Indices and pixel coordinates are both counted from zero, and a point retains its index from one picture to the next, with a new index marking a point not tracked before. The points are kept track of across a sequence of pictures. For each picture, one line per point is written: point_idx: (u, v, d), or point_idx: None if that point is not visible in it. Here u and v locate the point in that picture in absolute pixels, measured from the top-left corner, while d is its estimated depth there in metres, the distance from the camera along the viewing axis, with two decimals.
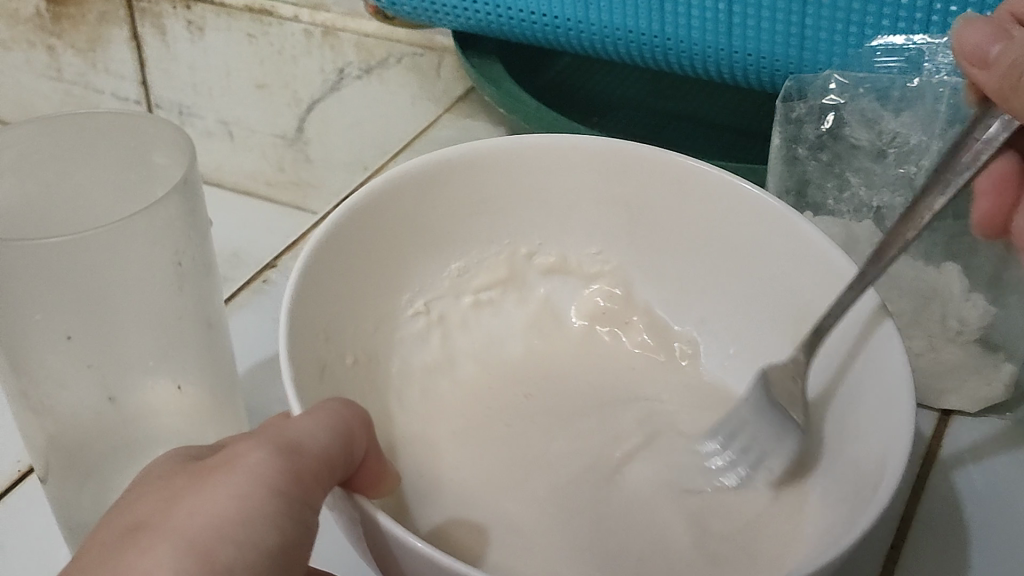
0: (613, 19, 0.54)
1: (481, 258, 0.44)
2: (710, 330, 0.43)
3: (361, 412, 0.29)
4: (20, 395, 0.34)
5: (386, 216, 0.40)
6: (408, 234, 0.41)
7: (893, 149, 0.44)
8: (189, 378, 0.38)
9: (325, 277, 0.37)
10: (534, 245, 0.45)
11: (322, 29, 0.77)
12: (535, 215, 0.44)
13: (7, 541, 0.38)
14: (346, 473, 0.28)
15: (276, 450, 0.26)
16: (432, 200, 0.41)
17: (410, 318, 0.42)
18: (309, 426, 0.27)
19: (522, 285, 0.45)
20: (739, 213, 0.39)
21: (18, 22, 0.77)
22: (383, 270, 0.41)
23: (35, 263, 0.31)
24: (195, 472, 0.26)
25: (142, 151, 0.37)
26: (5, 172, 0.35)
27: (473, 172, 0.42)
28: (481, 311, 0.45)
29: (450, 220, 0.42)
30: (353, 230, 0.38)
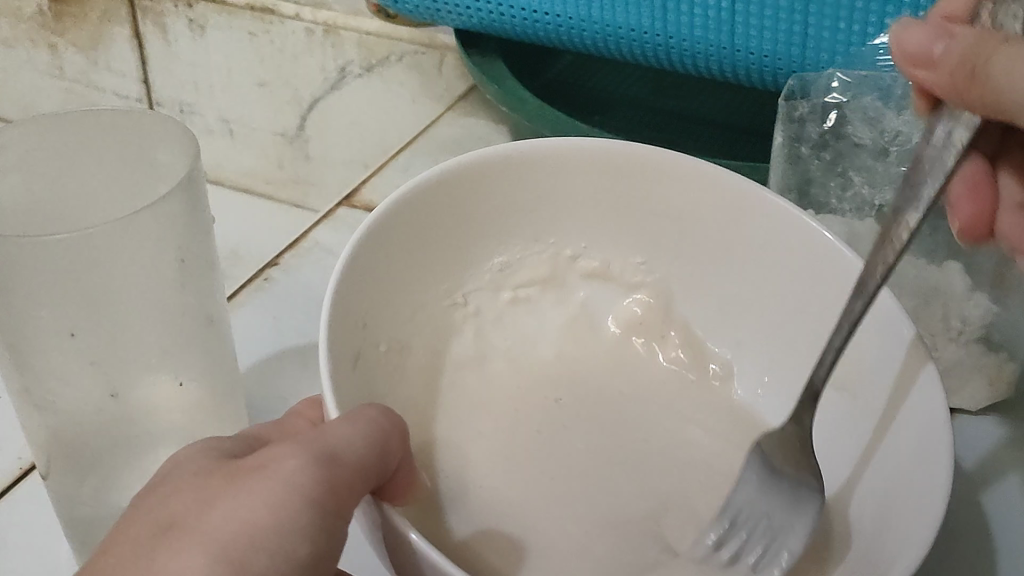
0: (614, 18, 0.54)
1: (525, 256, 0.42)
2: (746, 355, 0.41)
3: (397, 421, 0.29)
4: (24, 390, 0.35)
5: (423, 215, 0.38)
6: (448, 232, 0.40)
7: (895, 147, 0.44)
8: (191, 375, 0.38)
9: (360, 280, 0.36)
10: (579, 248, 0.43)
11: (324, 27, 0.78)
12: (580, 217, 0.42)
13: (9, 537, 0.38)
14: (378, 483, 0.28)
15: (318, 460, 0.26)
16: (470, 200, 0.39)
17: (446, 308, 0.41)
18: (348, 435, 0.27)
19: (562, 287, 0.44)
20: (780, 231, 0.38)
21: (20, 20, 0.78)
22: (422, 267, 0.39)
23: (39, 260, 0.31)
24: (227, 473, 0.26)
25: (146, 148, 0.37)
26: (10, 171, 0.36)
27: (514, 172, 0.39)
28: (517, 307, 0.43)
29: (488, 219, 0.41)
30: (389, 231, 0.37)
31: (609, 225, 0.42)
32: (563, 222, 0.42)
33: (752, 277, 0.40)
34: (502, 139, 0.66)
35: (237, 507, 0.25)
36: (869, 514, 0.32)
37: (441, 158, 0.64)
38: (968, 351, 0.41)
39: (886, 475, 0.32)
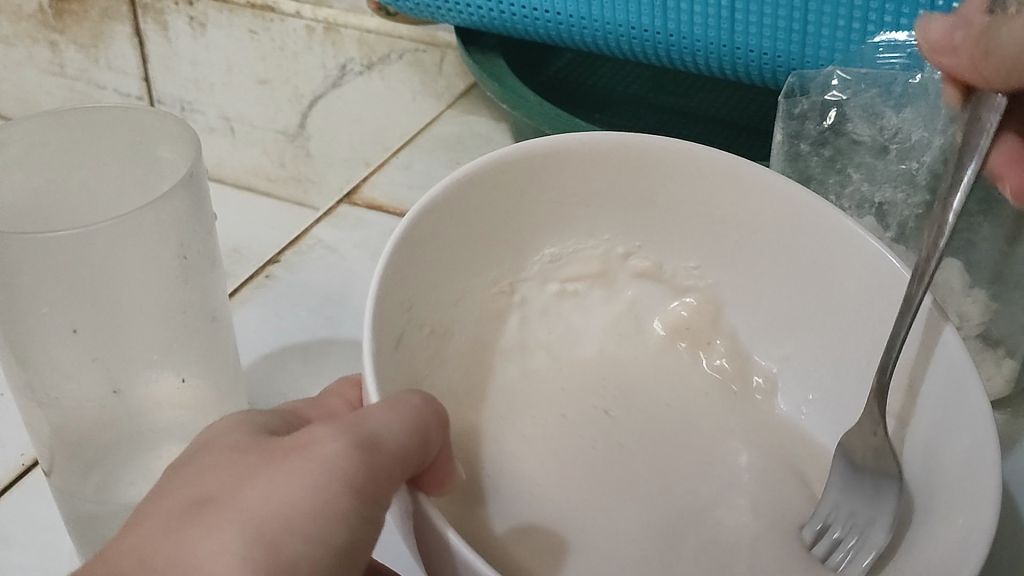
0: (615, 16, 0.54)
1: (576, 249, 0.39)
2: (793, 369, 0.38)
3: (438, 409, 0.28)
4: (26, 386, 0.35)
5: (467, 206, 0.35)
6: (494, 224, 0.37)
7: (895, 144, 0.44)
8: (192, 372, 0.38)
9: (406, 273, 0.33)
10: (632, 246, 0.40)
11: (324, 25, 0.74)
12: (632, 215, 0.39)
13: (11, 534, 0.39)
14: (417, 469, 0.27)
15: (359, 443, 0.25)
16: (509, 192, 0.36)
17: (491, 296, 0.38)
18: (388, 420, 0.26)
19: (612, 283, 0.41)
20: (840, 248, 0.35)
21: (21, 18, 0.78)
22: (466, 259, 0.36)
23: (44, 255, 0.32)
24: (268, 451, 0.26)
25: (148, 146, 0.38)
26: (12, 167, 0.35)
27: (557, 165, 0.36)
28: (564, 301, 0.40)
29: (533, 211, 0.38)
30: (431, 224, 0.34)
31: (661, 220, 0.39)
32: (615, 217, 0.39)
33: (808, 289, 0.37)
34: (502, 136, 0.66)
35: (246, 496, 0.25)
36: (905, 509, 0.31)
37: (441, 155, 0.64)
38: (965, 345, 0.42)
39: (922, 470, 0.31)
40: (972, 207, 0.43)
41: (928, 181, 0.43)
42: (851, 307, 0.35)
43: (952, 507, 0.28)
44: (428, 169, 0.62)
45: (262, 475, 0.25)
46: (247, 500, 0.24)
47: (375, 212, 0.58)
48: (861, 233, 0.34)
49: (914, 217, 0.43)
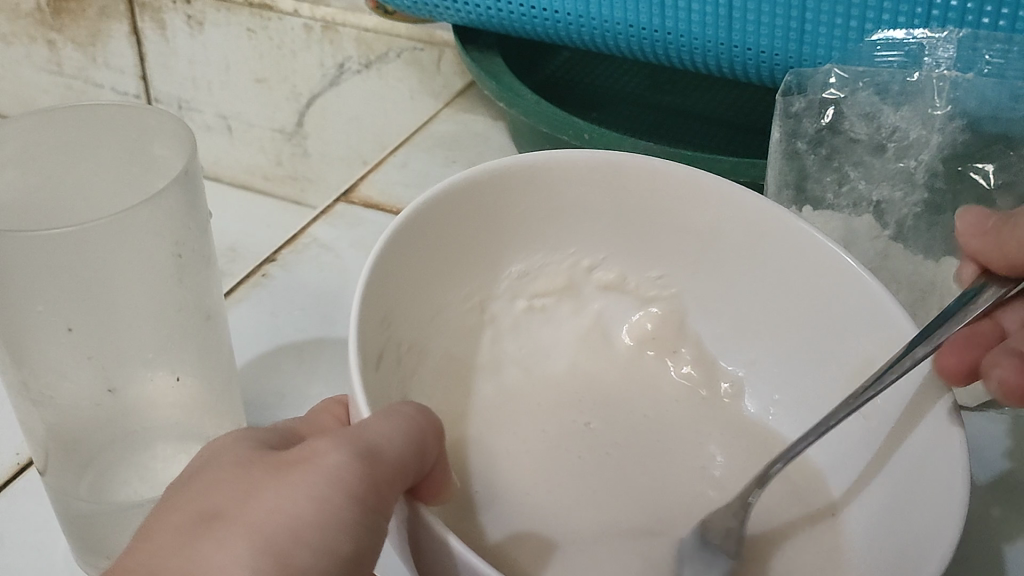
0: (613, 14, 0.54)
1: (544, 265, 0.40)
2: (759, 371, 0.39)
3: (432, 418, 0.28)
4: (21, 385, 0.35)
5: (441, 224, 0.36)
6: (465, 242, 0.37)
7: (892, 143, 0.44)
8: (187, 370, 0.38)
9: (388, 287, 0.33)
10: (598, 259, 0.40)
11: (322, 24, 0.73)
12: (599, 233, 0.40)
13: (5, 533, 0.39)
14: (415, 479, 0.27)
15: (360, 454, 0.26)
16: (481, 211, 0.37)
17: (463, 313, 0.39)
18: (385, 430, 0.26)
19: (578, 295, 0.42)
20: (805, 258, 0.35)
21: (18, 17, 0.78)
22: (441, 276, 0.37)
23: (39, 254, 0.31)
24: (273, 464, 0.26)
25: (143, 143, 0.37)
26: (8, 164, 0.36)
27: (526, 183, 0.37)
28: (533, 316, 0.41)
29: (503, 230, 0.38)
30: (411, 238, 0.34)
31: (630, 236, 0.39)
32: (578, 232, 0.40)
33: (777, 298, 0.38)
34: (499, 135, 0.65)
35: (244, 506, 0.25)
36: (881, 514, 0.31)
37: (437, 154, 0.64)
38: None
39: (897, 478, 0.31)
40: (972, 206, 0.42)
41: (927, 180, 0.43)
42: (817, 314, 0.36)
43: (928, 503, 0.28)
44: (425, 168, 0.62)
45: (269, 488, 0.25)
46: (256, 513, 0.24)
47: (370, 210, 0.58)
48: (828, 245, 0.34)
49: (913, 216, 0.43)
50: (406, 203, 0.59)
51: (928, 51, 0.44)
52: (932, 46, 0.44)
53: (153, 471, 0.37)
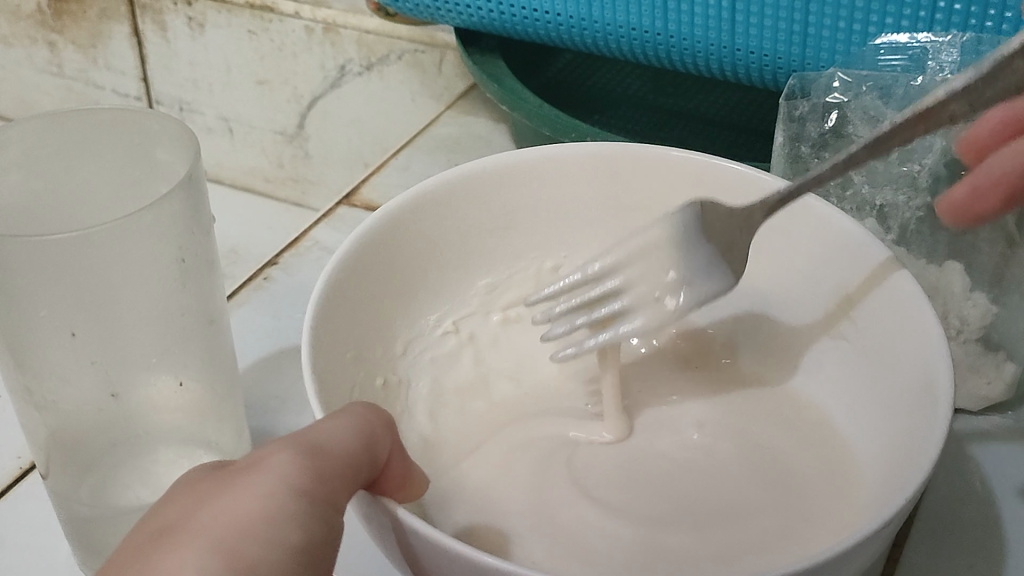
0: (616, 17, 0.54)
1: (510, 275, 0.45)
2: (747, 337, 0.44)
3: (383, 414, 0.29)
4: (24, 389, 0.35)
5: (399, 243, 0.40)
6: (427, 253, 0.42)
7: (897, 147, 0.44)
8: (191, 375, 0.38)
9: (360, 285, 0.38)
10: (560, 259, 0.45)
11: (323, 25, 0.75)
12: (556, 233, 0.45)
13: (7, 538, 0.39)
14: (370, 477, 0.28)
15: (303, 452, 0.26)
16: (437, 224, 0.42)
17: (437, 336, 0.43)
18: (332, 429, 0.27)
19: (552, 301, 0.45)
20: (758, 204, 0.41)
21: (19, 18, 0.78)
22: (416, 281, 0.42)
23: (41, 258, 0.31)
24: (221, 475, 0.26)
25: (146, 148, 0.37)
26: (12, 168, 0.35)
27: (475, 194, 0.42)
28: (509, 328, 0.45)
29: (466, 238, 0.43)
30: (370, 258, 0.39)
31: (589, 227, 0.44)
32: (545, 238, 0.45)
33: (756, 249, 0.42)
34: (501, 137, 0.65)
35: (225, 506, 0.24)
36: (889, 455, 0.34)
37: (440, 157, 0.64)
38: (965, 350, 0.42)
39: (901, 413, 0.34)
40: None
41: (930, 185, 0.43)
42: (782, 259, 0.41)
43: (917, 441, 0.31)
44: (427, 170, 0.62)
45: (217, 496, 0.25)
46: (208, 516, 0.24)
47: (371, 213, 0.58)
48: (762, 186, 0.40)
49: (916, 220, 0.43)
50: None
51: (930, 55, 0.44)
52: (936, 50, 0.44)
53: (155, 474, 0.37)
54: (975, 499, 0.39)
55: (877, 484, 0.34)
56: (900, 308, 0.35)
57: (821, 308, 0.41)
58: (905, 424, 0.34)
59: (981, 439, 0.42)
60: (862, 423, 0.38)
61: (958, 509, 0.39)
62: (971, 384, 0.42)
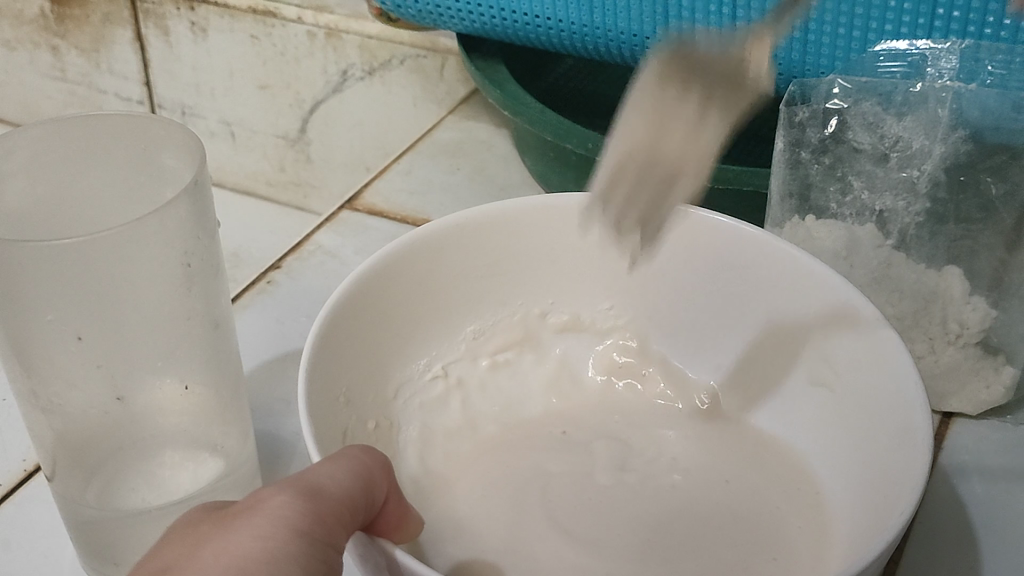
0: (616, 22, 0.54)
1: (496, 319, 0.45)
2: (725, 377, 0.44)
3: (379, 456, 0.29)
4: (30, 393, 0.35)
5: (397, 283, 0.41)
6: (423, 300, 0.43)
7: (895, 153, 0.44)
8: (197, 379, 0.38)
9: (354, 330, 0.39)
10: (547, 305, 0.46)
11: (325, 31, 0.74)
12: (548, 282, 0.45)
13: (13, 542, 0.40)
14: (367, 517, 0.28)
15: (304, 493, 0.26)
16: (432, 269, 0.42)
17: (427, 381, 0.44)
18: (329, 472, 0.27)
19: (539, 346, 0.47)
20: (735, 250, 0.42)
21: (21, 23, 0.79)
22: (412, 325, 0.43)
23: (44, 265, 0.32)
24: (225, 517, 0.26)
25: (151, 154, 0.37)
26: (18, 174, 0.36)
27: (471, 241, 0.43)
28: (498, 372, 0.46)
29: (463, 284, 0.44)
30: (365, 300, 0.39)
31: (579, 275, 0.45)
32: (540, 286, 0.45)
33: (729, 299, 0.43)
34: (503, 141, 0.66)
35: (230, 543, 0.25)
36: (866, 502, 0.34)
37: (442, 160, 0.64)
38: (965, 354, 0.43)
39: (878, 466, 0.34)
40: (974, 214, 0.43)
41: (929, 189, 0.43)
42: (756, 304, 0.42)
43: (895, 494, 0.31)
44: (430, 174, 0.63)
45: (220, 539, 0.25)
46: (210, 555, 0.24)
47: (375, 217, 0.58)
48: (739, 230, 0.41)
49: (915, 226, 0.44)
50: (410, 209, 0.59)
51: (930, 62, 0.44)
52: (935, 57, 0.44)
53: (162, 479, 0.37)
54: (972, 503, 0.40)
55: (858, 518, 0.34)
56: (879, 357, 0.36)
57: (791, 358, 0.41)
58: (880, 479, 0.34)
59: (977, 447, 0.43)
60: (838, 468, 0.38)
61: (955, 515, 0.39)
62: (972, 387, 0.43)
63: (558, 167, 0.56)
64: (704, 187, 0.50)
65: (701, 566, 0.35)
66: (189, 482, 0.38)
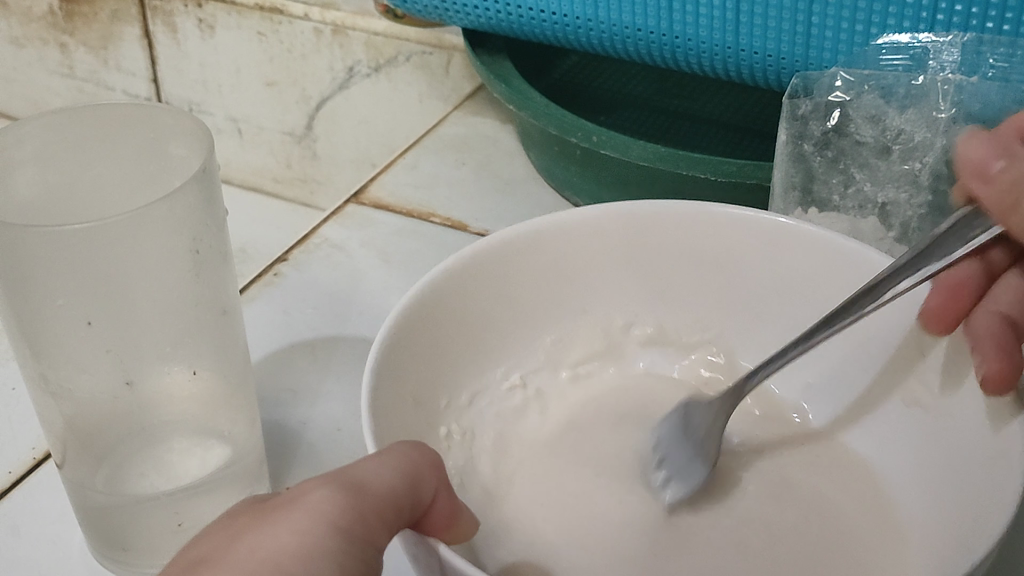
0: (622, 18, 0.54)
1: (574, 331, 0.43)
2: (815, 394, 0.42)
3: (430, 452, 0.28)
4: (40, 377, 0.36)
5: (465, 296, 0.39)
6: (491, 312, 0.40)
7: (898, 145, 0.44)
8: (203, 364, 0.38)
9: (421, 340, 0.37)
10: (630, 317, 0.44)
11: (332, 28, 0.74)
12: (626, 288, 0.43)
13: (25, 529, 0.40)
14: (413, 516, 0.27)
15: (344, 490, 0.25)
16: (500, 281, 0.40)
17: (506, 391, 0.42)
18: (374, 468, 0.26)
19: (621, 359, 0.44)
20: (822, 262, 0.39)
21: (30, 20, 0.80)
22: (481, 337, 0.40)
23: (59, 250, 0.32)
24: (261, 510, 0.26)
25: (160, 142, 0.38)
26: (28, 162, 0.36)
27: (539, 251, 0.41)
28: (578, 383, 0.44)
29: (532, 294, 0.42)
30: (433, 312, 0.37)
31: (661, 282, 0.43)
32: (615, 293, 0.43)
33: (821, 308, 0.40)
34: (509, 137, 0.66)
35: (262, 540, 0.24)
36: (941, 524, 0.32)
37: (448, 156, 0.64)
38: None
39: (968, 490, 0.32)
40: None
41: (932, 182, 0.43)
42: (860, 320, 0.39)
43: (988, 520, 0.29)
44: (436, 169, 0.63)
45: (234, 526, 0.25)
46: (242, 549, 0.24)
47: (382, 211, 0.59)
48: (829, 239, 0.39)
49: (917, 218, 0.44)
50: (417, 204, 0.60)
51: (932, 54, 0.45)
52: (936, 50, 0.45)
53: (169, 463, 0.38)
54: None
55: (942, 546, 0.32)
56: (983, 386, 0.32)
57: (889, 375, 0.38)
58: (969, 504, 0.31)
59: None
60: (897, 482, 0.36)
61: None
62: None
63: (563, 162, 0.56)
64: (706, 180, 0.50)
65: None
66: (197, 468, 0.38)
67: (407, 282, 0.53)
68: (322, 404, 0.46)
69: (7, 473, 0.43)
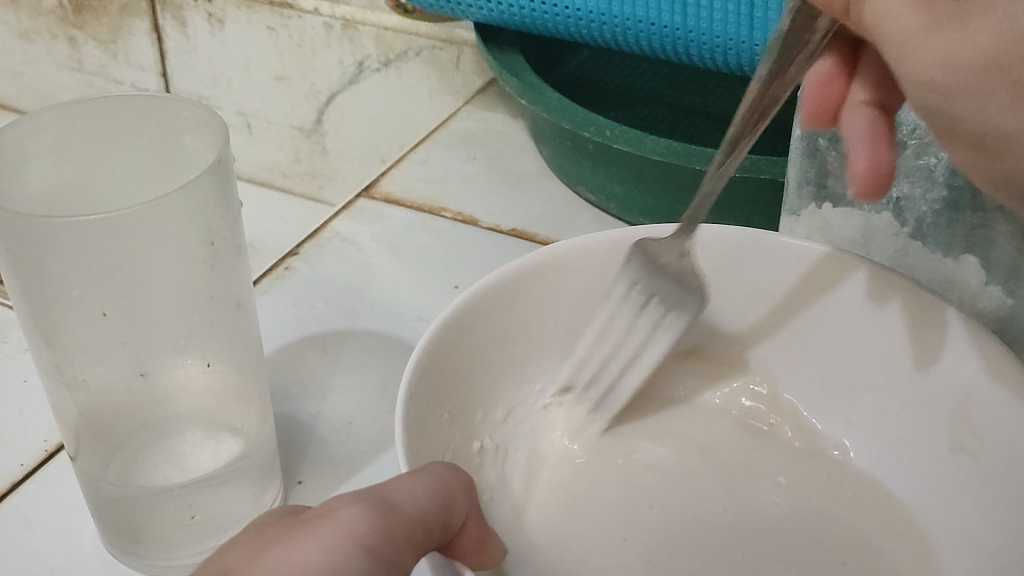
0: (635, 11, 0.54)
1: None
2: (856, 429, 0.41)
3: (464, 475, 0.27)
4: (55, 368, 0.35)
5: (467, 337, 0.38)
6: (486, 354, 0.40)
7: (913, 139, 0.42)
8: (218, 357, 0.38)
9: (438, 380, 0.36)
10: None
11: (343, 22, 0.77)
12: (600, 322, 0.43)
13: (39, 520, 0.40)
14: (442, 539, 0.27)
15: (376, 507, 0.25)
16: (495, 321, 0.39)
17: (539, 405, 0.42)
18: (406, 486, 0.26)
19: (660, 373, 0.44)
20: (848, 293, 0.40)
21: (40, 13, 0.80)
22: (486, 373, 0.40)
23: (77, 241, 0.32)
24: (290, 523, 0.25)
25: (175, 134, 0.38)
26: (44, 153, 0.36)
27: (529, 286, 0.40)
28: None
29: (527, 329, 0.41)
30: (443, 353, 0.37)
31: None
32: None
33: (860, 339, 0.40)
34: (520, 133, 0.67)
35: (287, 555, 0.23)
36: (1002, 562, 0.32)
37: (458, 150, 0.64)
38: None
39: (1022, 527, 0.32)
40: None
41: (947, 178, 0.42)
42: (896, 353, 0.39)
43: None
44: (447, 163, 0.63)
45: (259, 531, 0.25)
46: (268, 562, 0.23)
47: (392, 205, 0.59)
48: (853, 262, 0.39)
49: (931, 214, 0.43)
50: (427, 198, 0.60)
51: None
52: None
53: (182, 456, 0.38)
54: None
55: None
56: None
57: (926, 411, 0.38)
58: None
59: None
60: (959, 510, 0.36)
61: None
62: None
63: (575, 158, 0.56)
64: None
65: (733, 567, 0.35)
66: (210, 461, 0.38)
67: (418, 276, 0.53)
68: (333, 397, 0.46)
69: (19, 465, 0.43)
